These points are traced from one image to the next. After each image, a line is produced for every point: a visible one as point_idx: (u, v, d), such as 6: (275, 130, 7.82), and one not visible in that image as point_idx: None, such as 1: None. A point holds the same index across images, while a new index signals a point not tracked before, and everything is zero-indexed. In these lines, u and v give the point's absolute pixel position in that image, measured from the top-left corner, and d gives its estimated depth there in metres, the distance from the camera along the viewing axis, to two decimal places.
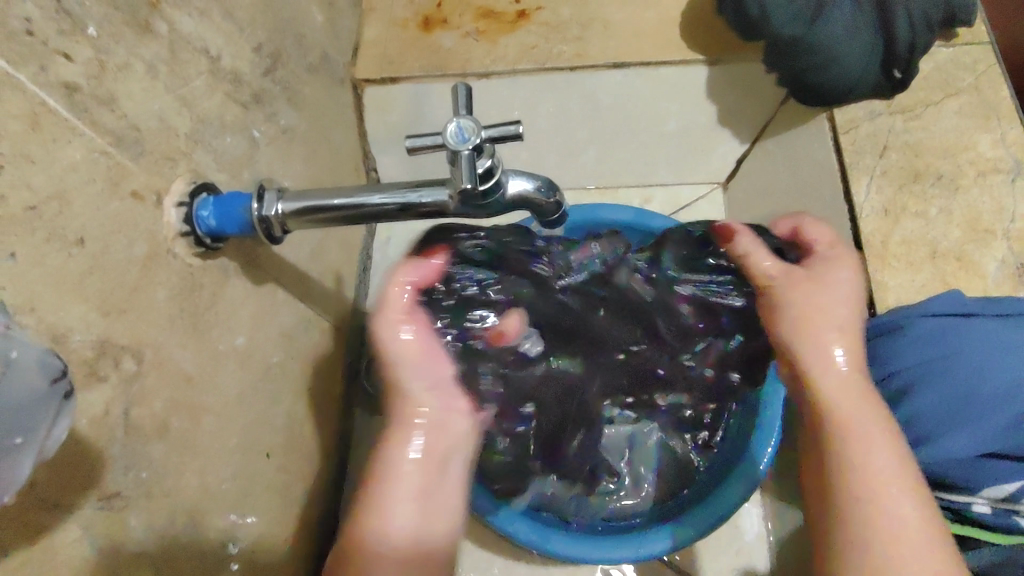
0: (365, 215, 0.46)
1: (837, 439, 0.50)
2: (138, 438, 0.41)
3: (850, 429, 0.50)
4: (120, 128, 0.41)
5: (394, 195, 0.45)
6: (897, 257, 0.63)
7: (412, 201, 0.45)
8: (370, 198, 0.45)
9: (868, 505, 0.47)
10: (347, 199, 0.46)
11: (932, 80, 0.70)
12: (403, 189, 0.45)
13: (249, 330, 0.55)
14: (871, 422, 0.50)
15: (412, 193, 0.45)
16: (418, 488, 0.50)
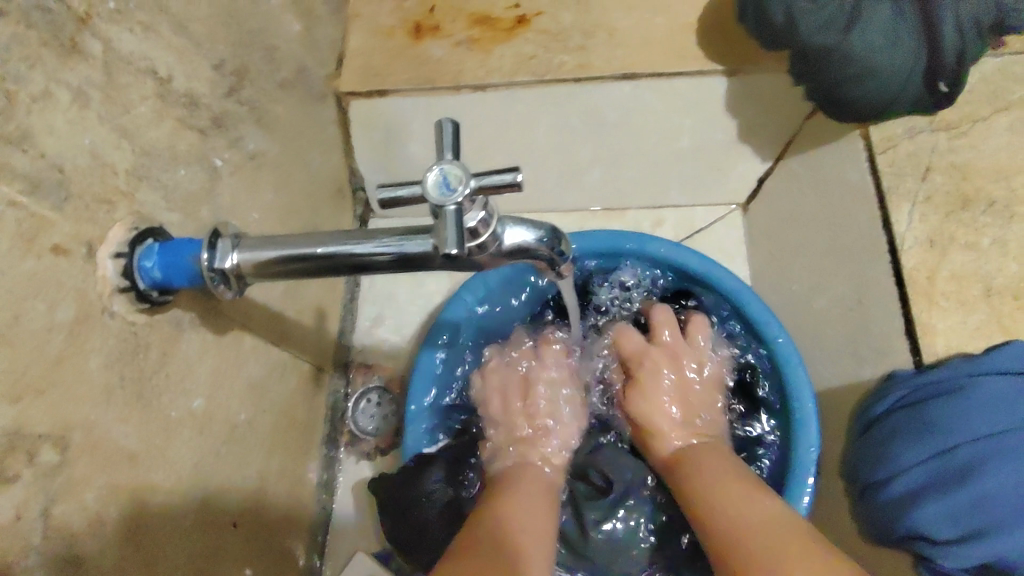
0: (343, 266, 0.39)
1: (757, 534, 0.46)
2: (62, 544, 0.35)
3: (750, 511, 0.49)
4: (36, 171, 0.34)
5: (384, 244, 0.38)
6: (946, 295, 0.56)
7: (408, 252, 0.37)
8: (356, 247, 0.38)
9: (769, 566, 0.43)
10: (326, 249, 0.38)
11: (979, 92, 0.63)
12: (396, 237, 0.38)
13: (208, 389, 0.48)
14: (744, 506, 0.49)
15: (402, 241, 0.37)
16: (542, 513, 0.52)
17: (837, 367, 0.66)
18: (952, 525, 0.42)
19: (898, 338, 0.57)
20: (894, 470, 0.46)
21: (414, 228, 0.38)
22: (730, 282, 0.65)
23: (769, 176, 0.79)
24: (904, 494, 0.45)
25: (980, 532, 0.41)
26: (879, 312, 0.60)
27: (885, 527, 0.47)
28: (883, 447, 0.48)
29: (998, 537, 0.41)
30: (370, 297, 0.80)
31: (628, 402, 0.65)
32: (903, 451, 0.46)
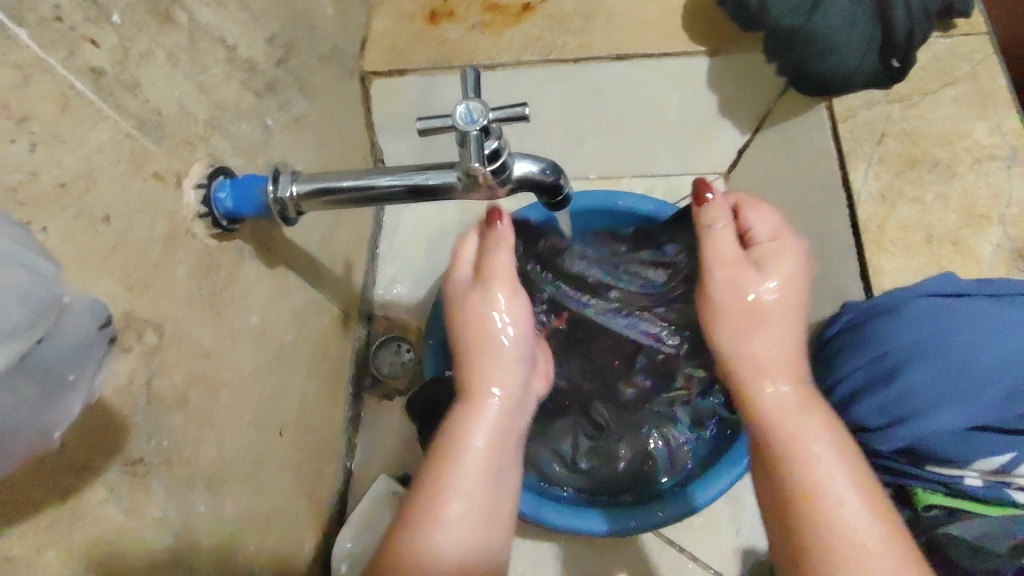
0: (368, 197, 0.48)
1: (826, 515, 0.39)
2: (159, 411, 0.43)
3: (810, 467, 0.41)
4: (142, 113, 0.43)
5: (399, 178, 0.47)
6: (894, 241, 0.65)
7: (422, 184, 0.46)
8: (376, 181, 0.47)
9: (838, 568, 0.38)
10: (354, 181, 0.48)
11: (929, 69, 0.72)
12: (408, 171, 0.47)
13: (263, 309, 0.57)
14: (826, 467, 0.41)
15: (415, 175, 0.47)
16: (479, 488, 0.44)
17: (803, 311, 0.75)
18: (881, 416, 0.51)
19: (853, 278, 0.66)
20: (840, 377, 0.55)
21: (428, 165, 0.47)
22: None
23: (747, 147, 0.87)
24: (845, 395, 0.54)
25: (903, 421, 0.50)
26: (839, 258, 0.69)
27: None
28: (833, 360, 0.57)
29: (917, 424, 0.49)
30: (391, 255, 0.88)
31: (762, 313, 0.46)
32: (847, 361, 0.55)
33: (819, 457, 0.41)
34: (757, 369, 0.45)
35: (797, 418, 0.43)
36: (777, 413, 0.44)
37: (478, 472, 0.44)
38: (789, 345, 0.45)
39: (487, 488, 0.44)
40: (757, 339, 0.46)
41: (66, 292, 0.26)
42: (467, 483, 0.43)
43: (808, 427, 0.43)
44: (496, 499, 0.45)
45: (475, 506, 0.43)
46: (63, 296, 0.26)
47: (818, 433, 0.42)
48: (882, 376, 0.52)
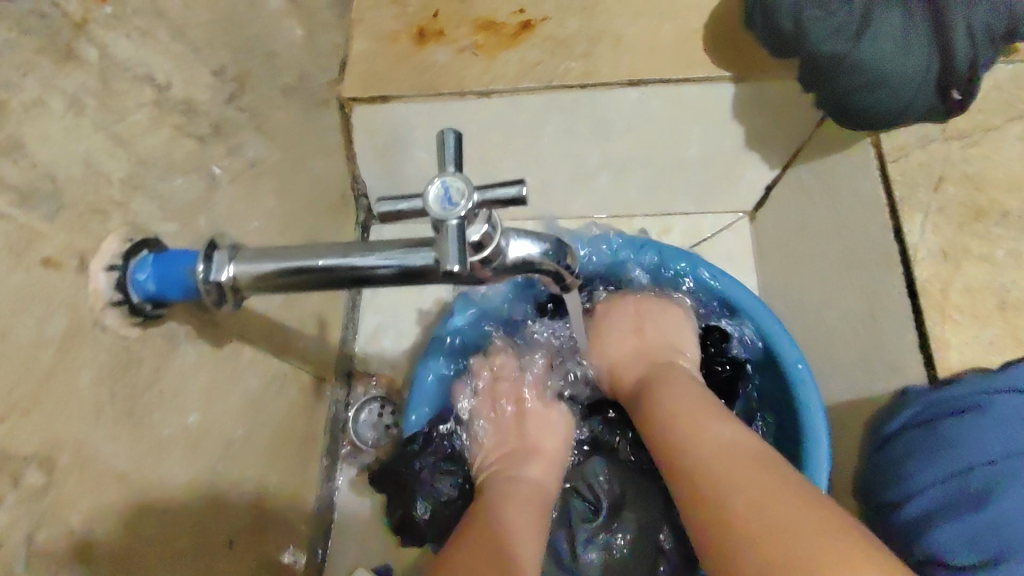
0: (350, 279, 0.37)
1: (702, 455, 0.45)
2: (48, 565, 0.33)
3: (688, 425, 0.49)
4: (27, 181, 0.33)
5: (391, 256, 0.36)
6: (961, 308, 0.55)
7: (411, 265, 0.36)
8: (360, 260, 0.37)
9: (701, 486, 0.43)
10: (332, 261, 0.37)
11: (992, 101, 0.62)
12: (401, 249, 0.36)
13: (204, 403, 0.47)
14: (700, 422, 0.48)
15: (411, 253, 0.36)
16: (526, 507, 0.53)
17: (850, 384, 0.64)
18: (971, 548, 0.40)
19: (910, 350, 0.56)
20: (909, 490, 0.45)
21: (421, 241, 0.37)
22: (732, 292, 0.64)
23: (776, 186, 0.78)
24: (919, 516, 0.44)
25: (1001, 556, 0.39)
26: (891, 326, 0.59)
27: (899, 551, 0.45)
28: (897, 466, 0.47)
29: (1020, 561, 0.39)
30: (373, 306, 0.79)
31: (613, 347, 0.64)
32: (919, 471, 0.45)
33: (684, 408, 0.51)
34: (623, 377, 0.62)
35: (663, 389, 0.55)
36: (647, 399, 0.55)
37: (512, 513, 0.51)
38: (624, 355, 0.63)
39: (530, 532, 0.50)
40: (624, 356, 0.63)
41: None
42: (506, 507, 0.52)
43: (668, 390, 0.54)
44: (535, 524, 0.52)
45: (518, 524, 0.50)
46: None
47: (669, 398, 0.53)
48: (970, 495, 0.42)
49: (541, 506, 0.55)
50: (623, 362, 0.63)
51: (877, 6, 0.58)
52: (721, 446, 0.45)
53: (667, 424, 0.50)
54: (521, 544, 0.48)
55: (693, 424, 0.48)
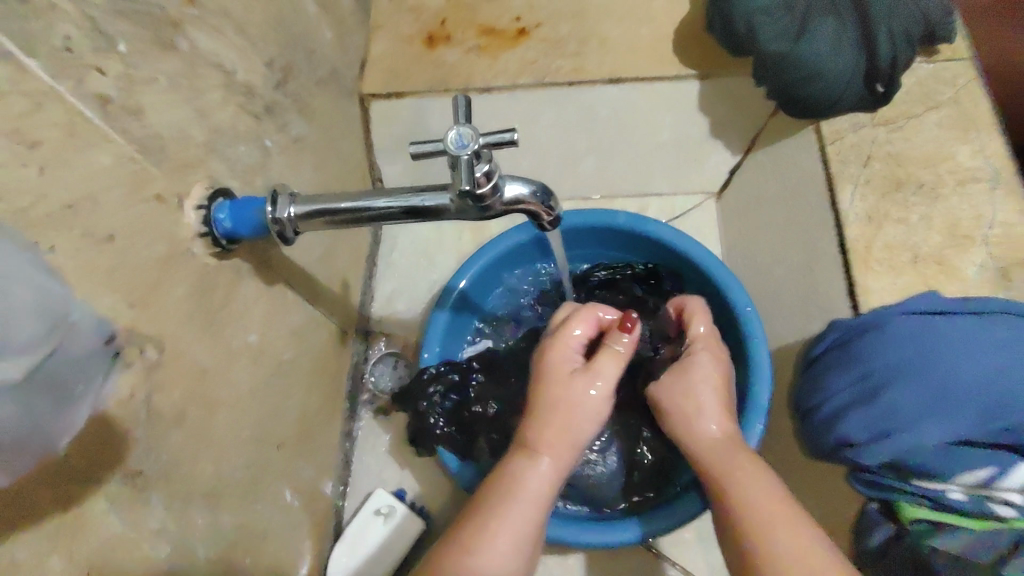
0: (364, 218, 0.49)
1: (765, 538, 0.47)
2: (158, 426, 0.44)
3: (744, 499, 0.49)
4: (144, 136, 0.44)
5: (396, 199, 0.48)
6: (880, 260, 0.66)
7: (416, 205, 0.48)
8: (371, 203, 0.49)
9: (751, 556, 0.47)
10: (352, 203, 0.49)
11: (913, 93, 0.74)
12: (405, 193, 0.48)
13: (260, 328, 0.58)
14: (752, 478, 0.51)
15: (413, 196, 0.48)
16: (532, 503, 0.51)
17: (791, 329, 0.76)
18: (867, 431, 0.52)
19: (840, 296, 0.67)
20: (827, 395, 0.56)
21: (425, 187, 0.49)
22: (703, 257, 0.75)
23: (736, 170, 0.90)
24: (832, 412, 0.55)
25: (888, 434, 0.51)
26: (826, 276, 0.70)
27: (819, 442, 0.57)
28: (820, 379, 0.58)
29: (901, 436, 0.50)
30: (387, 274, 0.90)
31: (691, 381, 0.58)
32: (834, 379, 0.56)
33: (745, 480, 0.51)
34: (692, 422, 0.56)
35: (722, 454, 0.53)
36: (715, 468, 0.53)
37: (499, 550, 0.48)
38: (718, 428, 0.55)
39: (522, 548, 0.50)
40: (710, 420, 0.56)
41: None
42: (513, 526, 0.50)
43: (732, 463, 0.52)
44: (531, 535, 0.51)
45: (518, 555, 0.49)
46: None
47: (758, 492, 0.49)
48: (868, 391, 0.53)
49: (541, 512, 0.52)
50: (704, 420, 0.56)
51: (813, 14, 0.71)
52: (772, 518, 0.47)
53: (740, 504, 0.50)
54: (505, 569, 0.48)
55: (746, 489, 0.50)
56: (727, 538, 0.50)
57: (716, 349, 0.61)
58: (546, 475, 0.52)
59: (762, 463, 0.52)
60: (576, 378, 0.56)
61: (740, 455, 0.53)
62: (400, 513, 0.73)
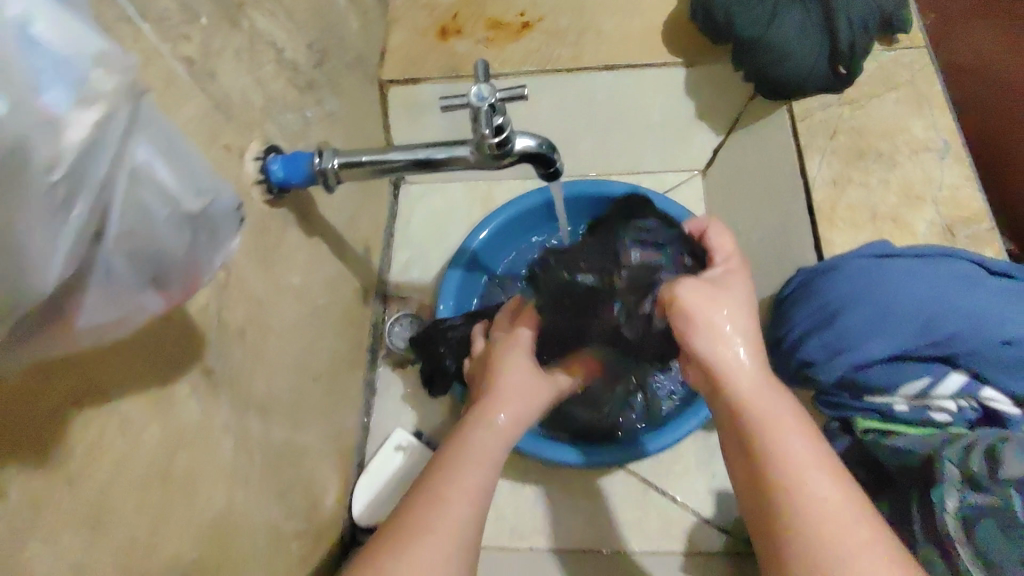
0: (379, 169, 0.59)
1: (806, 500, 0.42)
2: (226, 336, 0.53)
3: (785, 451, 0.44)
4: (218, 95, 0.53)
5: (409, 153, 0.57)
6: (843, 219, 0.75)
7: (428, 157, 0.57)
8: (388, 155, 0.58)
9: (787, 516, 0.42)
10: (372, 157, 0.58)
11: (875, 76, 0.83)
12: (414, 148, 0.57)
13: (301, 271, 0.66)
14: (788, 425, 0.45)
15: (424, 150, 0.57)
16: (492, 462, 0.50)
17: (767, 286, 0.85)
18: (823, 351, 0.61)
19: (809, 252, 0.76)
20: (791, 327, 0.65)
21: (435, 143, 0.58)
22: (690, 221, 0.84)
23: (721, 148, 0.98)
24: (795, 341, 0.64)
25: (840, 353, 0.60)
26: (797, 236, 0.79)
27: (787, 369, 0.66)
28: (786, 314, 0.67)
29: (851, 353, 0.59)
30: (402, 244, 0.98)
31: (720, 310, 0.50)
32: (796, 312, 0.65)
33: (781, 426, 0.45)
34: (721, 357, 0.48)
35: (766, 398, 0.46)
36: (750, 415, 0.46)
37: (471, 488, 0.47)
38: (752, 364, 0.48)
39: (475, 505, 0.47)
40: (739, 356, 0.48)
41: (52, 172, 0.20)
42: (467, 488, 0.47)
43: (780, 410, 0.46)
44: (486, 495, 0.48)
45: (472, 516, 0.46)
46: (54, 172, 0.21)
47: (799, 444, 0.44)
48: (823, 319, 0.62)
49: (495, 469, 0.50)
50: (734, 353, 0.48)
51: (782, 6, 0.81)
52: (808, 479, 0.43)
53: (784, 460, 0.44)
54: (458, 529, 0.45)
55: (785, 441, 0.44)
56: (760, 491, 0.44)
57: (735, 260, 0.56)
58: (498, 437, 0.52)
59: (791, 404, 0.47)
60: (530, 375, 0.59)
61: (785, 401, 0.47)
62: (417, 449, 0.81)
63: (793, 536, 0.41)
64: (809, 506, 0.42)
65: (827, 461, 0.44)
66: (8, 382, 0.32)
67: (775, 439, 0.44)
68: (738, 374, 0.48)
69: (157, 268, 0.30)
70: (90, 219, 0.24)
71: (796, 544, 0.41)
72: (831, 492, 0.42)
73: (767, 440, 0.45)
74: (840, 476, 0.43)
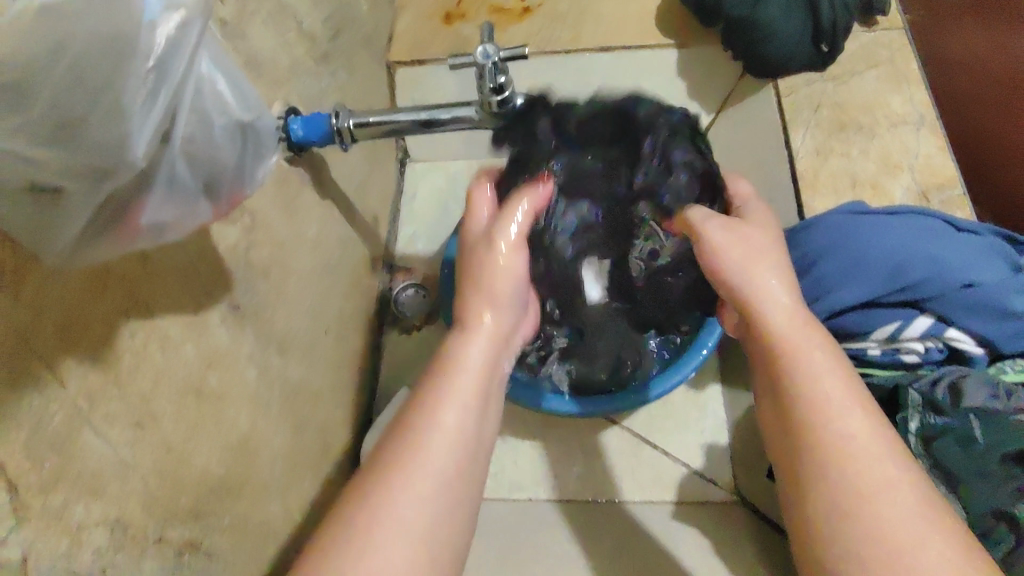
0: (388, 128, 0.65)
1: (841, 428, 0.46)
2: (251, 276, 0.57)
3: (819, 383, 0.48)
4: (247, 56, 0.57)
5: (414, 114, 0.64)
6: (825, 186, 0.80)
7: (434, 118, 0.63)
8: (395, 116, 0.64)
9: (823, 444, 0.46)
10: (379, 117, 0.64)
11: (858, 55, 0.88)
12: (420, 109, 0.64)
13: (316, 228, 0.71)
14: (822, 359, 0.49)
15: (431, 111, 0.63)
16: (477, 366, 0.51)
17: None
18: (802, 299, 0.67)
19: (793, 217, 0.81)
20: None
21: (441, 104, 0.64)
22: None
23: None
24: None
25: (819, 299, 0.66)
26: (783, 203, 0.84)
27: None
28: None
29: (828, 298, 0.65)
30: (408, 217, 1.03)
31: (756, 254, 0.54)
32: None
33: (816, 361, 0.49)
34: (759, 299, 0.52)
35: (803, 334, 0.50)
36: (784, 347, 0.50)
37: (464, 393, 0.48)
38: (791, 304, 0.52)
39: (472, 412, 0.48)
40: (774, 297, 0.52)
41: (148, 58, 0.26)
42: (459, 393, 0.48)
43: (812, 346, 0.50)
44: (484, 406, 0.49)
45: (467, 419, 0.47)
46: (149, 59, 0.26)
47: (833, 379, 0.48)
48: (802, 270, 0.68)
49: (489, 378, 0.51)
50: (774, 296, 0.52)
51: None
52: (841, 413, 0.47)
53: (817, 391, 0.48)
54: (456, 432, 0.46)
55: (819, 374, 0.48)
56: (794, 420, 0.48)
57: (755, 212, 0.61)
58: (483, 340, 0.53)
59: (823, 337, 0.50)
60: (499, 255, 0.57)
61: (814, 335, 0.50)
62: None
63: (828, 461, 0.45)
64: (842, 433, 0.46)
65: (856, 393, 0.48)
66: (73, 278, 0.37)
67: (810, 369, 0.48)
68: (776, 311, 0.52)
69: (209, 173, 0.36)
70: (170, 117, 0.30)
71: (833, 468, 0.45)
72: (862, 424, 0.46)
73: (806, 375, 0.48)
74: (870, 412, 0.47)
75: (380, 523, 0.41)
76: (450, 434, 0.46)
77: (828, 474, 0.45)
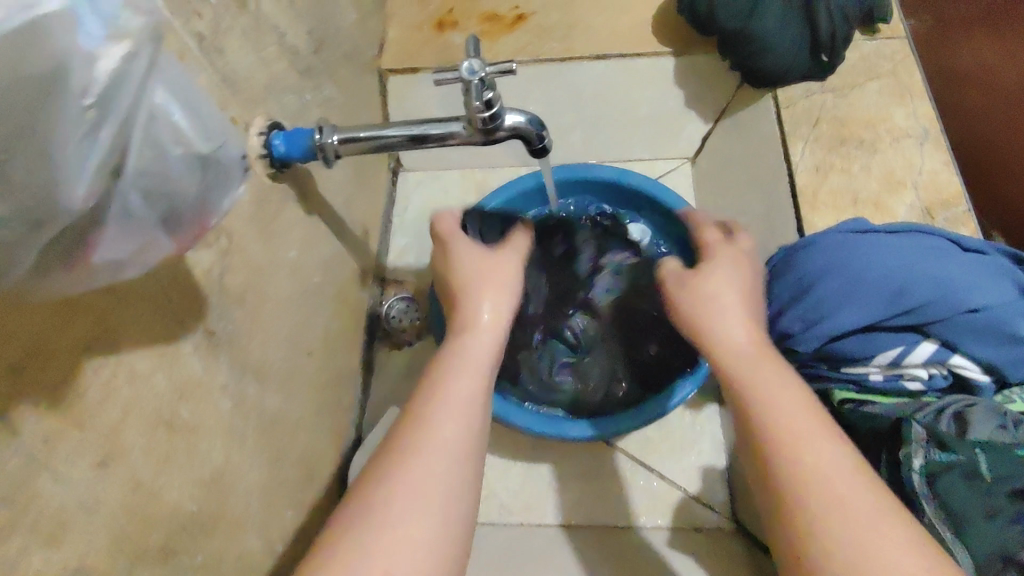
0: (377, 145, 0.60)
1: (805, 458, 0.44)
2: (227, 300, 0.55)
3: (774, 410, 0.46)
4: (224, 72, 0.55)
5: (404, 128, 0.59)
6: (825, 203, 0.78)
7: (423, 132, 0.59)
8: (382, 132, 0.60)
9: (787, 478, 0.43)
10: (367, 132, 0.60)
11: (859, 67, 0.86)
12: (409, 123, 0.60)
13: (299, 247, 0.69)
14: (781, 385, 0.48)
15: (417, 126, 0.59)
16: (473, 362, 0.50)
17: None
18: (802, 322, 0.66)
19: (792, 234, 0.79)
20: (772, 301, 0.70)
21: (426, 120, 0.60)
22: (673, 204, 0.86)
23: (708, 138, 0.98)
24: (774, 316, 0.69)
25: (821, 321, 0.65)
26: (782, 218, 0.82)
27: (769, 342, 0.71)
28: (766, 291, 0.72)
29: (830, 320, 0.64)
30: (399, 229, 1.01)
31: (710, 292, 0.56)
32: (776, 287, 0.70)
33: (777, 393, 0.48)
34: (715, 337, 0.53)
35: (762, 367, 0.49)
36: (744, 374, 0.49)
37: (461, 389, 0.47)
38: (748, 337, 0.52)
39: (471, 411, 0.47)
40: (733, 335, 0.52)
41: (81, 97, 0.24)
42: (457, 390, 0.47)
43: (767, 376, 0.49)
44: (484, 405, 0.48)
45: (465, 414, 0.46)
46: (85, 96, 0.24)
47: (791, 405, 0.47)
48: (801, 291, 0.66)
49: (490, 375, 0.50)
50: (732, 334, 0.52)
51: None
52: (805, 444, 0.44)
53: (782, 418, 0.46)
54: (448, 427, 0.45)
55: (775, 403, 0.47)
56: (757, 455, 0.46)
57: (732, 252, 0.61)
58: (486, 341, 0.53)
59: (786, 368, 0.50)
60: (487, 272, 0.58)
61: (769, 363, 0.50)
62: None
63: (796, 496, 0.43)
64: (807, 462, 0.43)
65: (823, 420, 0.46)
66: (38, 308, 0.35)
67: (767, 400, 0.47)
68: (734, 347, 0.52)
69: (167, 208, 0.34)
70: (120, 152, 0.28)
71: (800, 505, 0.42)
72: (836, 453, 0.44)
73: (767, 405, 0.47)
74: (848, 444, 0.45)
75: (379, 529, 0.39)
76: (448, 427, 0.45)
77: (799, 508, 0.42)
